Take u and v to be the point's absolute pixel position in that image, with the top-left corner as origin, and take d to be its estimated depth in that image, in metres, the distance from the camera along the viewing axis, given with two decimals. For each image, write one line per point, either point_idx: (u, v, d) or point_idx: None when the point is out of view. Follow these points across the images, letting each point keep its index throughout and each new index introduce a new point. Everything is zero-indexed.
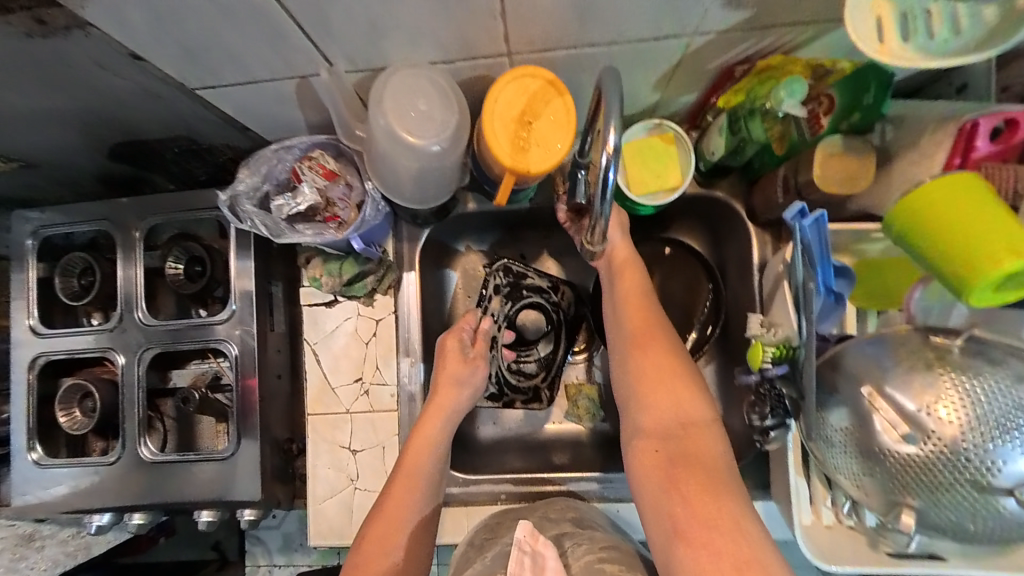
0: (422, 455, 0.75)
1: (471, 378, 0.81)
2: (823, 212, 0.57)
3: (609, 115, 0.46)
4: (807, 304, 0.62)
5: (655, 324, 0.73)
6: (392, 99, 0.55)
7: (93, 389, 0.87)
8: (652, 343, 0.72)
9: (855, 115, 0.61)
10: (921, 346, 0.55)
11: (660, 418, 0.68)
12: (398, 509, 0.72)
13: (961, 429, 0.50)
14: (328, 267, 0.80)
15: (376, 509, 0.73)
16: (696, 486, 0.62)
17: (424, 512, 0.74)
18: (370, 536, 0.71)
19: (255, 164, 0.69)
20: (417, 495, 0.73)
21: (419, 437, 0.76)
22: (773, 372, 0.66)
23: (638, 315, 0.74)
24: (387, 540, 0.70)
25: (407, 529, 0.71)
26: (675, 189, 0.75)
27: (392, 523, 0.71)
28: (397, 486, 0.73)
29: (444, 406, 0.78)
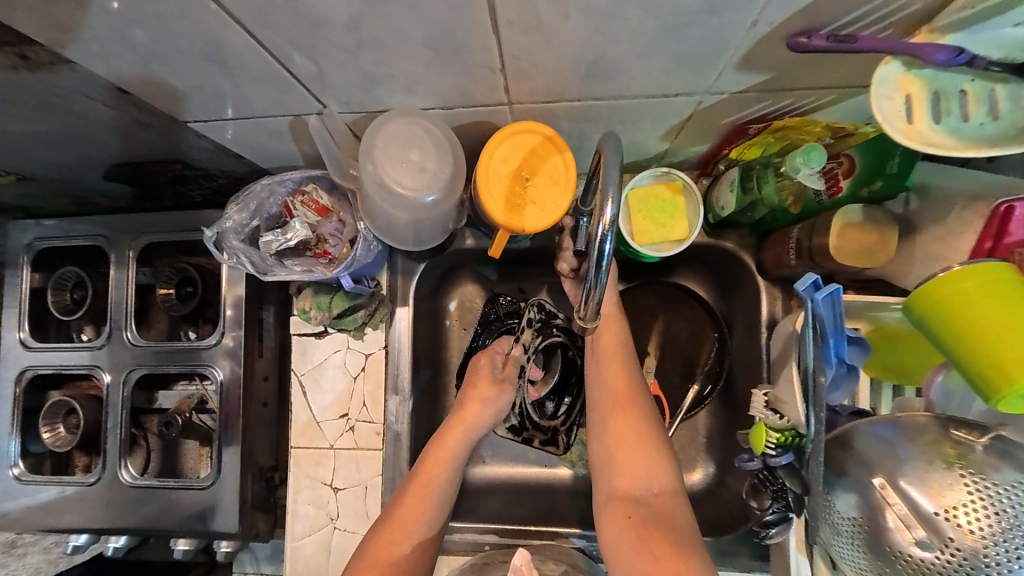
0: (441, 470, 0.74)
1: (498, 400, 0.81)
2: (838, 286, 0.54)
3: (607, 185, 0.42)
4: (819, 395, 0.56)
5: (634, 394, 0.70)
6: (384, 148, 0.53)
7: (77, 406, 0.86)
8: (627, 412, 0.69)
9: (877, 183, 0.56)
10: (940, 440, 0.51)
11: (632, 482, 0.66)
12: (406, 525, 0.70)
13: (983, 541, 0.46)
14: (318, 300, 0.77)
15: (381, 523, 0.71)
16: (664, 545, 0.59)
17: (427, 536, 0.71)
18: (370, 553, 0.68)
19: (244, 199, 0.67)
20: (425, 515, 0.71)
21: (437, 453, 0.75)
22: (777, 460, 0.61)
23: (618, 385, 0.71)
24: (384, 559, 0.67)
25: (407, 552, 0.69)
26: (680, 242, 0.71)
27: (396, 541, 0.69)
28: (410, 498, 0.72)
29: (467, 424, 0.78)
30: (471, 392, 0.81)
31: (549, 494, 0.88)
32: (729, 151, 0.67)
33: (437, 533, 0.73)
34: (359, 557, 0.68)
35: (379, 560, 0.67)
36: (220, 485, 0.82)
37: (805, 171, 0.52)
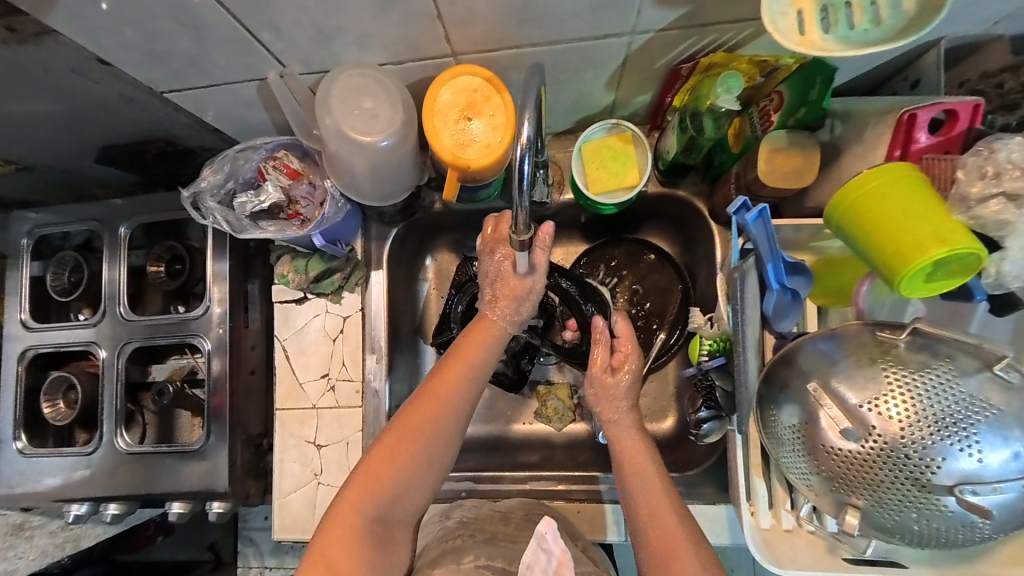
0: (478, 350, 0.67)
1: (528, 293, 0.69)
2: (766, 206, 0.57)
3: (524, 108, 0.46)
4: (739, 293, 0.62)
5: (679, 536, 0.59)
6: (339, 99, 0.59)
7: (76, 380, 0.91)
8: (682, 566, 0.57)
9: (802, 111, 0.62)
10: (867, 341, 0.53)
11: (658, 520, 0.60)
12: (437, 400, 0.63)
13: (902, 426, 0.49)
14: (295, 264, 0.83)
15: (413, 396, 0.64)
16: None
17: (460, 411, 0.64)
18: (399, 424, 0.62)
19: (218, 162, 0.73)
20: (445, 412, 0.63)
21: (458, 355, 0.66)
22: (710, 363, 0.70)
23: (661, 527, 0.60)
24: (409, 431, 0.61)
25: (435, 429, 0.62)
26: (633, 189, 0.75)
27: (426, 415, 0.62)
28: (443, 375, 0.65)
29: (490, 329, 0.68)
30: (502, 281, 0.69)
31: (528, 448, 0.91)
32: (671, 98, 0.70)
33: (456, 440, 0.65)
34: (384, 434, 0.62)
35: (401, 436, 0.61)
36: (212, 448, 0.86)
37: (727, 98, 0.58)
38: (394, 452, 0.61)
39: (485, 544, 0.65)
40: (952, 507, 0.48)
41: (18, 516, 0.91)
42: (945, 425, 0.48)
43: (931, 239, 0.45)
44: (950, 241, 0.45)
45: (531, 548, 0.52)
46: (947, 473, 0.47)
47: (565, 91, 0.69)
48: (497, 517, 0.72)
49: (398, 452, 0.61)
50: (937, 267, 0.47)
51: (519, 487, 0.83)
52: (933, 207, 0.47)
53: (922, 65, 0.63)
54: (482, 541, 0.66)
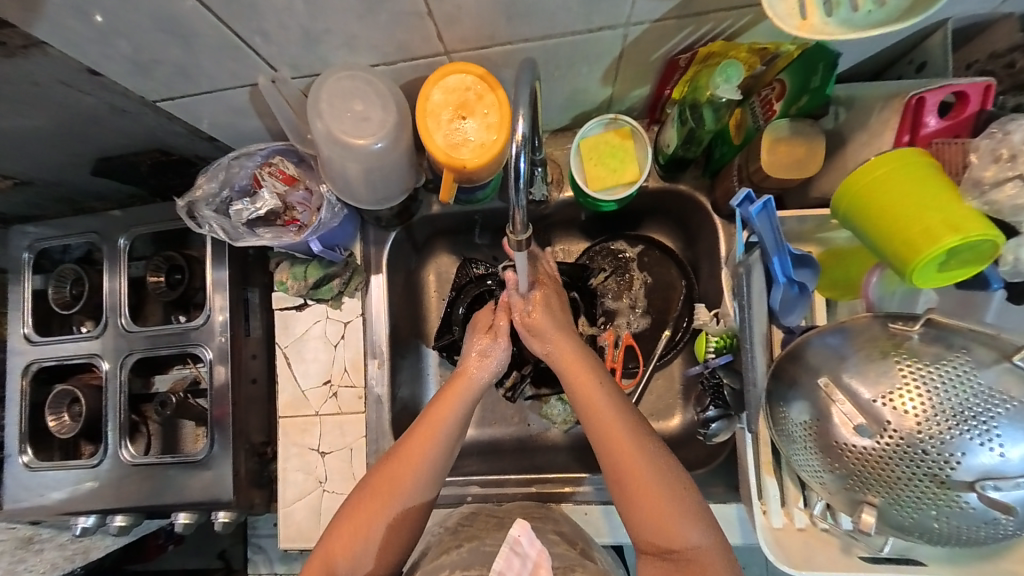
0: (449, 411, 0.67)
1: (494, 350, 0.73)
2: (770, 197, 0.55)
3: (518, 105, 0.45)
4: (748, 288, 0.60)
5: (632, 445, 0.59)
6: (330, 103, 0.58)
7: (80, 394, 0.90)
8: (638, 471, 0.57)
9: (804, 99, 0.60)
10: (879, 334, 0.52)
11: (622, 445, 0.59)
12: (407, 463, 0.63)
13: (918, 421, 0.47)
14: (294, 271, 0.82)
15: (382, 460, 0.64)
16: (664, 508, 0.56)
17: (428, 477, 0.63)
18: (366, 489, 0.62)
19: (213, 171, 0.72)
20: (430, 454, 0.64)
21: (444, 398, 0.68)
22: (717, 360, 0.70)
23: (614, 440, 0.59)
24: (377, 497, 0.61)
25: (400, 497, 0.62)
26: (632, 184, 0.74)
27: (394, 479, 0.62)
28: (416, 436, 0.65)
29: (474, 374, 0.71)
30: (474, 342, 0.74)
31: (534, 450, 0.89)
32: (669, 91, 0.69)
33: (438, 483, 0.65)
34: (355, 498, 0.62)
35: (369, 503, 0.61)
36: (215, 458, 0.86)
37: (727, 88, 0.57)
38: (361, 520, 0.61)
39: (467, 553, 0.62)
40: (973, 503, 0.46)
41: (26, 530, 0.94)
42: (963, 418, 0.46)
43: (943, 227, 0.44)
44: (965, 229, 0.43)
45: (504, 553, 0.51)
46: (967, 469, 0.46)
47: (560, 87, 0.68)
48: (491, 522, 0.70)
49: (366, 518, 0.61)
50: (951, 256, 0.45)
51: (526, 490, 0.82)
52: (945, 193, 0.45)
53: (928, 47, 0.61)
54: (467, 550, 0.63)
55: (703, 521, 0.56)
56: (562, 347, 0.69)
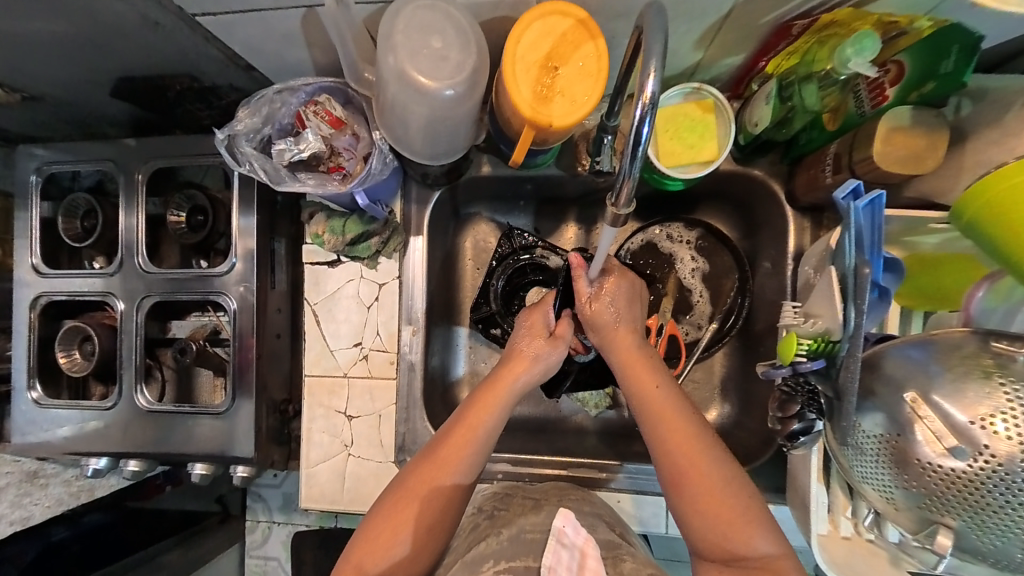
0: (488, 414, 0.63)
1: (552, 356, 0.69)
2: (881, 193, 0.49)
3: (648, 57, 0.40)
4: (858, 292, 0.52)
5: (687, 431, 0.58)
6: (405, 36, 0.52)
7: (92, 333, 0.85)
8: (701, 470, 0.55)
9: (929, 85, 0.54)
10: (978, 352, 0.48)
11: (667, 411, 0.59)
12: (445, 466, 0.60)
13: (1018, 447, 0.44)
14: (331, 225, 0.77)
15: (417, 462, 0.61)
16: (722, 500, 0.54)
17: (464, 479, 0.61)
18: (403, 491, 0.59)
19: (255, 104, 0.65)
20: (471, 453, 0.61)
21: (484, 398, 0.64)
22: (808, 367, 0.56)
23: (674, 435, 0.57)
24: (413, 502, 0.59)
25: (434, 506, 0.59)
26: (708, 164, 0.67)
27: (434, 480, 0.59)
28: (453, 438, 0.62)
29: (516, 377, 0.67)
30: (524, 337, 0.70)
31: (560, 432, 0.87)
32: (765, 62, 0.63)
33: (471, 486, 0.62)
34: (385, 503, 0.59)
35: (404, 509, 0.58)
36: (235, 410, 0.82)
37: (857, 63, 0.51)
38: (395, 526, 0.57)
39: (506, 544, 0.59)
40: None
41: (32, 464, 0.89)
42: None
43: None
44: None
45: (551, 547, 0.51)
46: None
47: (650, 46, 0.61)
48: (528, 505, 0.69)
49: (401, 527, 0.57)
50: None
51: (560, 472, 0.80)
52: None
53: None
54: (507, 539, 0.61)
55: (774, 533, 0.53)
56: (625, 347, 0.66)
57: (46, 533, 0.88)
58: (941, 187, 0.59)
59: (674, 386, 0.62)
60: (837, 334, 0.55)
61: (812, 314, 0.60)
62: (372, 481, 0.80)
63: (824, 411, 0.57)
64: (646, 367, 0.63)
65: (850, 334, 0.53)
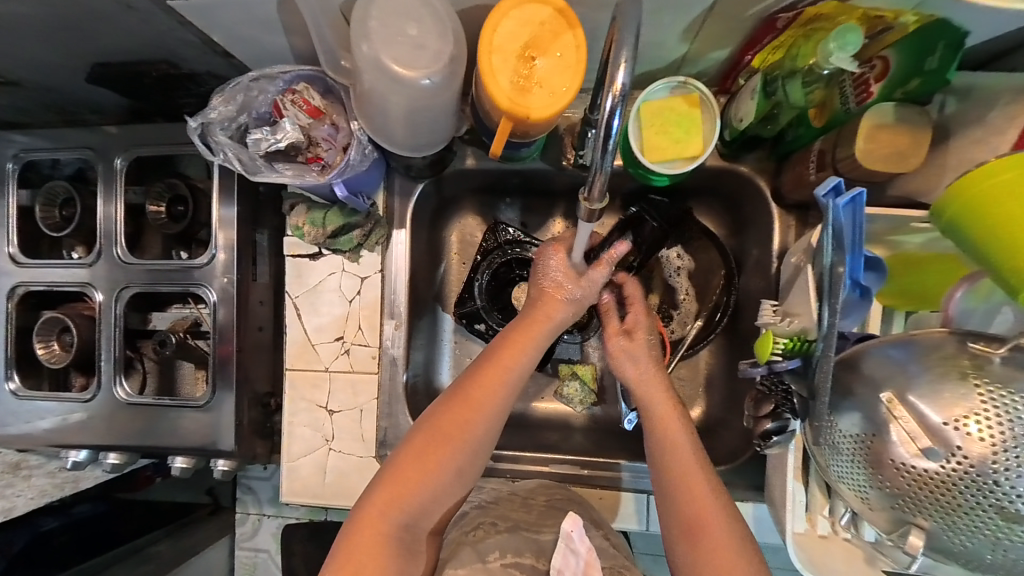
0: (522, 353, 0.62)
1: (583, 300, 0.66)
2: (861, 191, 0.49)
3: (620, 47, 0.39)
4: (832, 292, 0.52)
5: (704, 486, 0.58)
6: (379, 24, 0.51)
7: (71, 324, 0.84)
8: (710, 523, 0.56)
9: (915, 82, 0.54)
10: (955, 353, 0.48)
11: (686, 464, 0.59)
12: (477, 404, 0.59)
13: (991, 449, 0.44)
14: (312, 216, 0.75)
15: (448, 400, 0.60)
16: (727, 563, 0.54)
17: (495, 419, 0.60)
18: (433, 427, 0.58)
19: (230, 91, 0.63)
20: (503, 391, 0.60)
21: (515, 340, 0.63)
22: (783, 366, 0.56)
23: (694, 491, 0.58)
24: (447, 438, 0.57)
25: (464, 448, 0.58)
26: (694, 159, 0.66)
27: (465, 419, 0.58)
28: (482, 377, 0.60)
29: (547, 321, 0.64)
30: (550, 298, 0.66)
31: (544, 428, 0.87)
32: (752, 56, 0.62)
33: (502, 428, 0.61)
34: (415, 439, 0.58)
35: (436, 444, 0.57)
36: (217, 402, 0.81)
37: (841, 57, 0.50)
38: (425, 468, 0.56)
39: (507, 535, 0.63)
40: None
41: (15, 456, 0.89)
42: None
43: None
44: None
45: (560, 550, 0.51)
46: None
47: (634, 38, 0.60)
48: (518, 501, 0.70)
49: (433, 464, 0.56)
50: None
51: (543, 470, 0.80)
52: None
53: None
54: (505, 531, 0.63)
55: None
56: (654, 390, 0.65)
57: (35, 523, 0.86)
58: (925, 186, 0.58)
59: (698, 443, 0.62)
60: (814, 334, 0.56)
61: (790, 313, 0.60)
62: (355, 475, 0.80)
63: (798, 411, 0.57)
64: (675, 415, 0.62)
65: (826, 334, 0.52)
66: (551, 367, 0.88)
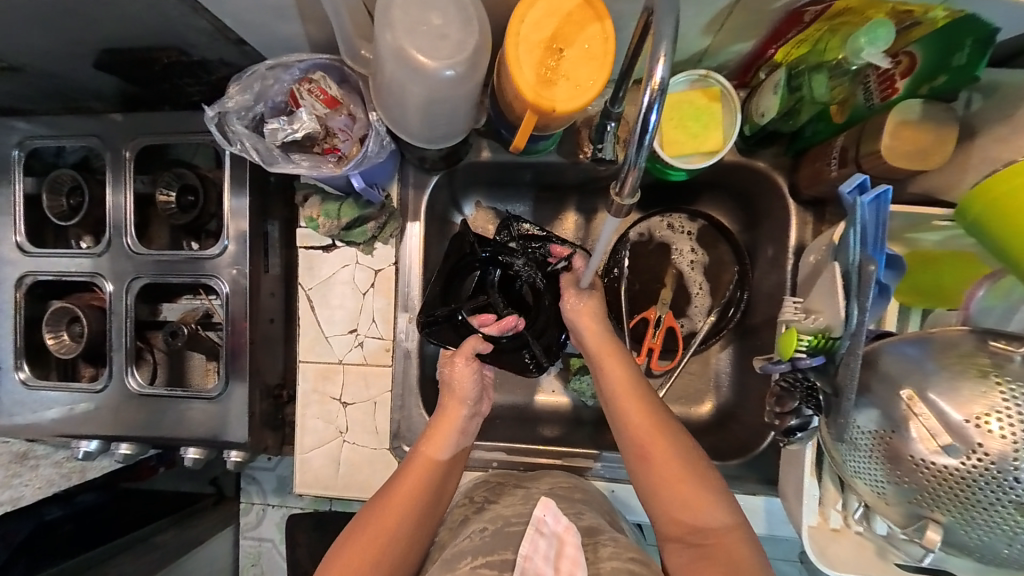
0: (439, 455, 0.68)
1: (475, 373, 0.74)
2: (888, 187, 0.49)
3: (659, 40, 0.38)
4: (858, 291, 0.51)
5: (647, 406, 0.64)
6: (403, 13, 0.50)
7: (80, 314, 0.83)
8: (660, 450, 0.61)
9: (941, 79, 0.53)
10: (975, 350, 0.48)
11: (630, 389, 0.65)
12: (404, 505, 0.63)
13: (1011, 446, 0.44)
14: (326, 208, 0.74)
15: (375, 503, 0.63)
16: (682, 474, 0.59)
17: (423, 518, 0.64)
18: (359, 536, 0.60)
19: (246, 80, 0.62)
20: (427, 490, 0.65)
21: (435, 440, 0.69)
22: (807, 362, 0.57)
23: (640, 413, 0.63)
24: (372, 546, 0.59)
25: (415, 508, 0.63)
26: (713, 154, 0.66)
27: (390, 526, 0.61)
28: (409, 477, 0.65)
29: (454, 424, 0.71)
30: (453, 401, 0.73)
31: (559, 421, 0.88)
32: (775, 50, 0.62)
33: (429, 527, 0.65)
34: (344, 545, 0.60)
35: (361, 549, 0.59)
36: (229, 393, 0.81)
37: (870, 53, 0.49)
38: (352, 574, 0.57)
39: (489, 538, 0.57)
40: None
41: (22, 445, 0.88)
42: None
43: None
44: None
45: (530, 535, 0.51)
46: None
47: None
48: (517, 496, 0.68)
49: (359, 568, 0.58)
50: None
51: (556, 462, 0.81)
52: None
53: None
54: (490, 534, 0.58)
55: (729, 506, 0.58)
56: (595, 333, 0.71)
57: (39, 512, 0.86)
58: (946, 184, 0.58)
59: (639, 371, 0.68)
60: (837, 331, 0.55)
61: (813, 310, 0.60)
62: (367, 467, 0.80)
63: (823, 408, 0.56)
64: (615, 351, 0.69)
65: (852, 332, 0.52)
66: (563, 361, 0.88)
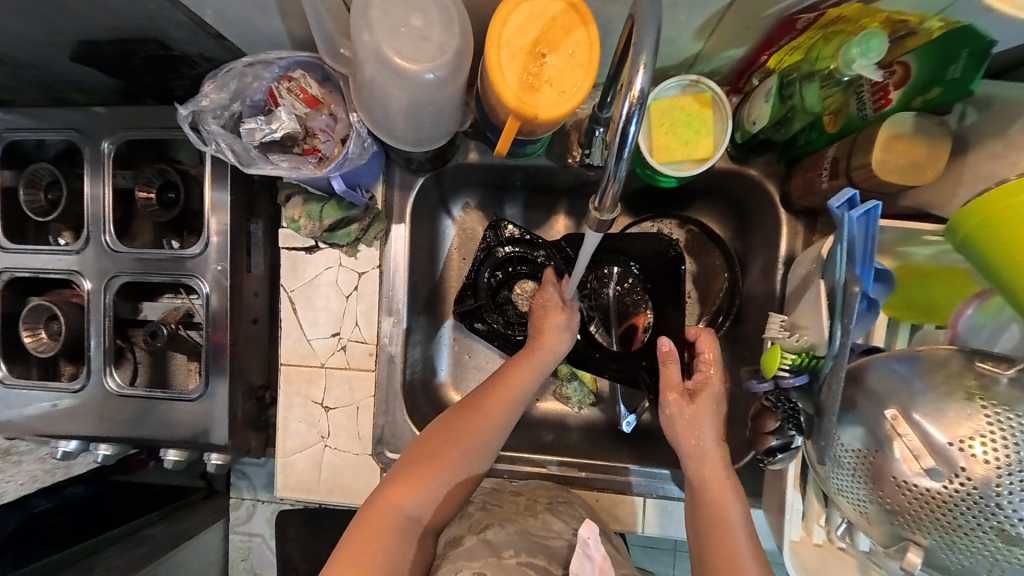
0: (522, 380, 0.69)
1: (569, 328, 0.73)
2: (876, 204, 0.48)
3: (639, 50, 0.37)
4: (843, 309, 0.50)
5: (720, 461, 0.64)
6: (382, 13, 0.48)
7: (59, 312, 0.82)
8: (721, 507, 0.62)
9: (935, 91, 0.51)
10: (962, 371, 0.47)
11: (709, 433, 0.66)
12: (482, 416, 0.65)
13: (995, 470, 0.44)
14: (309, 209, 0.73)
15: (448, 418, 0.66)
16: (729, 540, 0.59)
17: (497, 435, 0.66)
18: (425, 449, 0.63)
19: (223, 78, 0.61)
20: (505, 410, 0.67)
21: (520, 367, 0.70)
22: (790, 381, 0.57)
23: (709, 464, 0.64)
24: (440, 456, 0.62)
25: (496, 424, 0.66)
26: (702, 162, 0.64)
27: (464, 438, 0.63)
28: (488, 396, 0.67)
29: (551, 350, 0.71)
30: (546, 329, 0.72)
31: (544, 428, 0.87)
32: (768, 57, 0.61)
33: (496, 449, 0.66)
34: (413, 451, 0.63)
35: (437, 450, 0.62)
36: (211, 393, 0.80)
37: (862, 64, 0.48)
38: (424, 468, 0.60)
39: (516, 535, 0.61)
40: None
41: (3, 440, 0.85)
42: None
43: None
44: None
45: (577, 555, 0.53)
46: None
47: None
48: (520, 505, 0.68)
49: (419, 482, 0.59)
50: None
51: (542, 470, 0.79)
52: None
53: None
54: (514, 531, 0.62)
55: None
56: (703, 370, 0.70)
57: (27, 504, 0.87)
58: (938, 199, 0.57)
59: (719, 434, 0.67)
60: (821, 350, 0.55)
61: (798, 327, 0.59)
62: (350, 471, 0.79)
63: (804, 428, 0.56)
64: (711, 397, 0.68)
65: (834, 351, 0.52)
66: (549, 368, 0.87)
